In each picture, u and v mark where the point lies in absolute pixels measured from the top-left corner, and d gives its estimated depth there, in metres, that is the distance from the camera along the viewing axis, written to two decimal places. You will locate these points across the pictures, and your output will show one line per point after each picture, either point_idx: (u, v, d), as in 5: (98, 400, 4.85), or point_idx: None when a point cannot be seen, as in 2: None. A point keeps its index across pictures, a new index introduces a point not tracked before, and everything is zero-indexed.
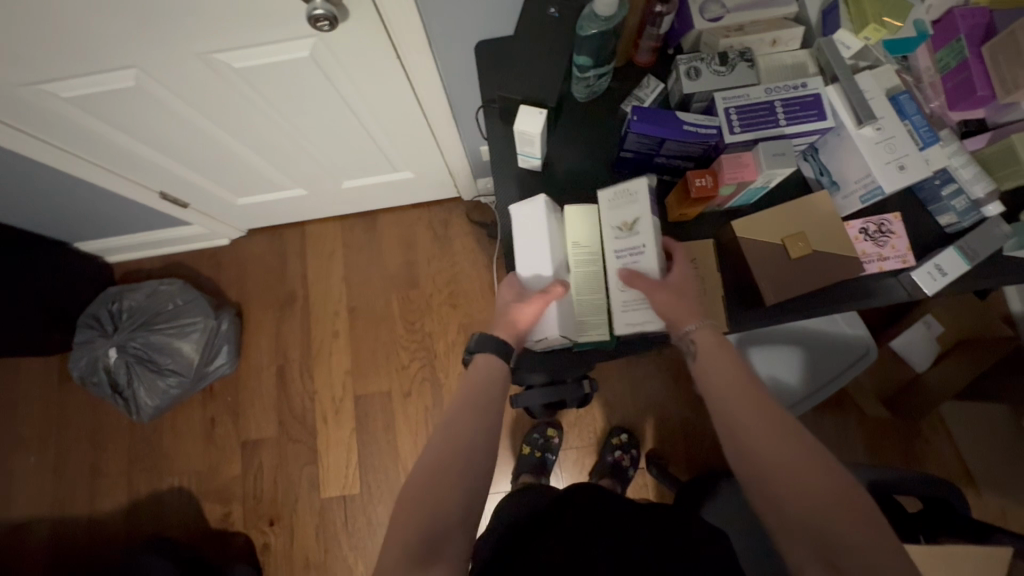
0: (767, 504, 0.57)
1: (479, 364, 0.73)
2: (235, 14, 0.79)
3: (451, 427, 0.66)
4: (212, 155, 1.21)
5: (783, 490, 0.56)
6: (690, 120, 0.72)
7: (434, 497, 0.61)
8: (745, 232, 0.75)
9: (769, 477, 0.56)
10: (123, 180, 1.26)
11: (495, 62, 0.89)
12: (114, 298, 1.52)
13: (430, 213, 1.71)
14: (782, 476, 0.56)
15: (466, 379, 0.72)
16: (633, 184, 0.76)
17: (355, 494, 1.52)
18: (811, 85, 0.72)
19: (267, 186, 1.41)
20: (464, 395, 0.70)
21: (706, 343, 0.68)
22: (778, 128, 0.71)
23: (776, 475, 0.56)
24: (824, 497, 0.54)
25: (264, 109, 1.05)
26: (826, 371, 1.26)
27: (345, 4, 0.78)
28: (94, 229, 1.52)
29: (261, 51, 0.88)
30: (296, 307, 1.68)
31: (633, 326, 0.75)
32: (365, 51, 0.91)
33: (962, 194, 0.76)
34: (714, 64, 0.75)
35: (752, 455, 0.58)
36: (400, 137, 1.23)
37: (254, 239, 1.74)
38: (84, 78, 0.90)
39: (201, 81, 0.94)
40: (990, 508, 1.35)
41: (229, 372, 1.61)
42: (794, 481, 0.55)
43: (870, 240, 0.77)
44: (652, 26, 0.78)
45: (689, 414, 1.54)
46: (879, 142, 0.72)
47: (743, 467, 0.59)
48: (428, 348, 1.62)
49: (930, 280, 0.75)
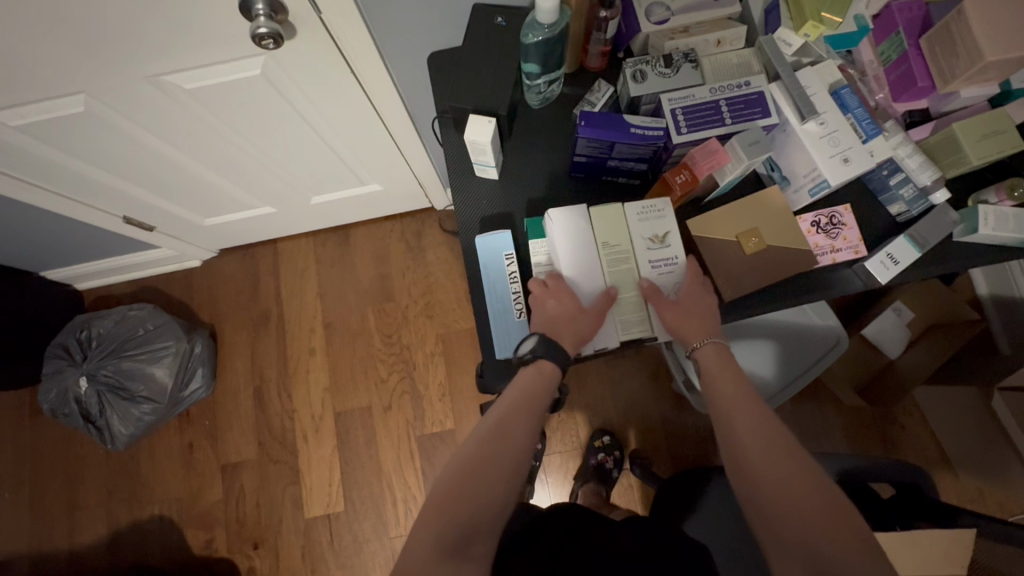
0: (758, 517, 0.57)
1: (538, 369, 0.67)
2: (179, 35, 0.78)
3: (497, 434, 0.63)
4: (174, 177, 1.20)
5: (774, 502, 0.56)
6: (637, 122, 0.73)
7: (458, 505, 0.59)
8: (702, 231, 0.76)
9: (762, 490, 0.57)
10: (83, 206, 1.24)
11: (448, 73, 0.89)
12: (83, 326, 1.49)
13: (402, 224, 1.71)
14: (777, 493, 0.56)
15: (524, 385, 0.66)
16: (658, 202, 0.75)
17: (339, 512, 1.50)
18: (754, 83, 0.74)
19: (234, 205, 1.40)
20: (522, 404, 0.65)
21: (709, 359, 0.68)
22: (724, 126, 0.72)
23: (767, 487, 0.57)
24: (813, 508, 0.54)
25: (221, 128, 1.04)
26: (799, 363, 1.28)
27: (291, 22, 0.78)
28: (60, 257, 1.49)
29: (210, 71, 0.88)
30: (272, 326, 1.66)
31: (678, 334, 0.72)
32: (318, 67, 0.90)
33: (910, 184, 0.78)
34: (660, 66, 0.76)
35: (747, 467, 0.59)
36: (364, 151, 1.23)
37: (226, 259, 1.72)
38: (32, 106, 0.89)
39: (154, 104, 0.93)
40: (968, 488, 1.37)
41: (205, 395, 1.59)
42: (787, 493, 0.55)
43: (822, 232, 0.79)
44: (598, 31, 0.79)
45: (670, 412, 1.54)
46: (823, 136, 0.73)
47: (739, 479, 0.60)
48: (407, 360, 1.61)
49: (883, 269, 0.77)
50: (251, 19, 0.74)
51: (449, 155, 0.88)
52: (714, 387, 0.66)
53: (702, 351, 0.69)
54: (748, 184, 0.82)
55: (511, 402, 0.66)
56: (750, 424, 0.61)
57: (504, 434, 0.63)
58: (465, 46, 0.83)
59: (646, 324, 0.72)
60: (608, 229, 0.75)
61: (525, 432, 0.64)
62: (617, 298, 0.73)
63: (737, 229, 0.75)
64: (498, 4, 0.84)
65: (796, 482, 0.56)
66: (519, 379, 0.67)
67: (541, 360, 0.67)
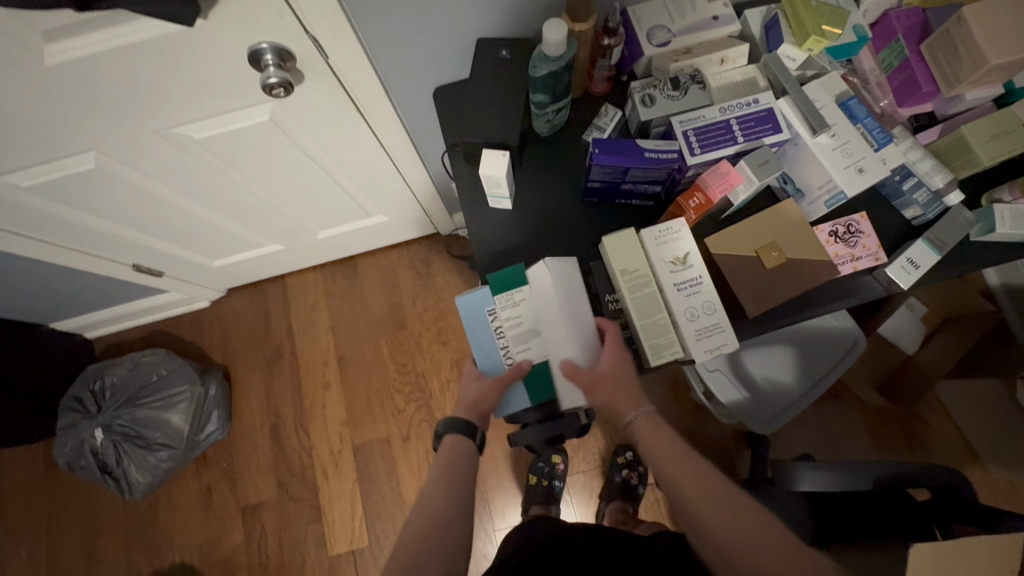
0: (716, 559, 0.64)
1: (446, 447, 0.78)
2: (191, 90, 0.79)
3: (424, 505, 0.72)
4: (184, 223, 1.20)
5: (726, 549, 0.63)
6: (650, 146, 0.73)
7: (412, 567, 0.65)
8: (721, 248, 0.76)
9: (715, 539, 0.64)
10: (94, 258, 1.24)
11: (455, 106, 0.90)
12: (95, 376, 1.49)
13: (410, 251, 1.71)
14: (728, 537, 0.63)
15: (437, 462, 0.77)
16: (674, 222, 0.74)
17: (364, 548, 1.48)
18: (762, 100, 0.74)
19: (243, 245, 1.40)
20: (436, 477, 0.75)
21: (644, 429, 0.73)
22: (737, 144, 0.73)
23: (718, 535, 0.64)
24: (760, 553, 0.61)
25: (230, 174, 1.05)
26: (819, 367, 1.27)
27: (300, 68, 0.80)
28: (71, 307, 1.49)
29: (219, 120, 0.88)
30: (284, 362, 1.65)
31: (711, 353, 0.71)
32: (325, 110, 0.91)
33: (923, 187, 0.78)
34: (667, 89, 0.77)
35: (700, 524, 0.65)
36: (370, 185, 1.23)
37: (235, 298, 1.72)
38: (43, 166, 0.89)
39: (165, 157, 0.94)
40: (999, 482, 1.35)
41: (222, 437, 1.57)
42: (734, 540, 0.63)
43: (841, 241, 0.78)
44: (603, 58, 0.80)
45: (692, 424, 1.52)
46: (835, 148, 0.74)
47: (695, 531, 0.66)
48: (422, 388, 1.60)
49: (905, 275, 0.76)
50: (261, 70, 0.76)
51: (461, 186, 0.88)
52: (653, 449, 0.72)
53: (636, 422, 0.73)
54: (763, 198, 0.82)
55: (438, 475, 0.75)
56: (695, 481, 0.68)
57: (435, 499, 0.72)
58: (471, 79, 0.84)
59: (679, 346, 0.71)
60: (629, 255, 0.74)
61: (455, 494, 0.74)
62: (643, 322, 0.72)
63: (753, 246, 0.76)
64: (500, 37, 0.85)
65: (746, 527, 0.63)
66: (436, 457, 0.78)
67: (449, 434, 0.78)
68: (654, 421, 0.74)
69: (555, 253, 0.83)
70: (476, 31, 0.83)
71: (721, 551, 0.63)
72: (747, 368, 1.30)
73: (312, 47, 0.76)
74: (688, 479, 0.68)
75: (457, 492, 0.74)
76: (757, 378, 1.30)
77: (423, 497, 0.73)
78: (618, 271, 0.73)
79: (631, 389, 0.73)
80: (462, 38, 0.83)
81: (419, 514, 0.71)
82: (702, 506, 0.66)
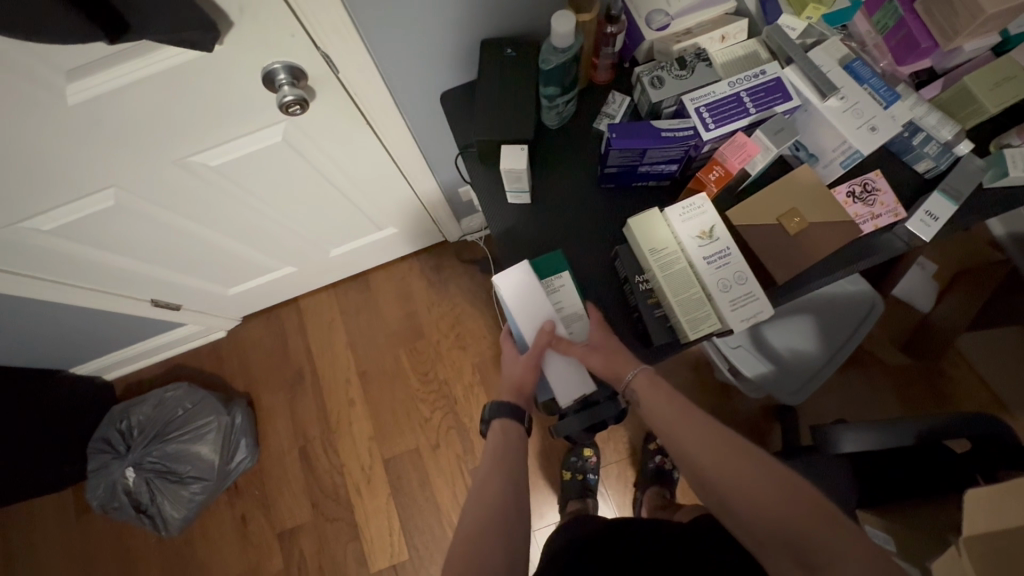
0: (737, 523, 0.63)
1: (494, 432, 0.78)
2: (208, 118, 0.80)
3: (482, 492, 0.73)
4: (200, 253, 1.21)
5: (745, 509, 0.62)
6: (665, 126, 0.75)
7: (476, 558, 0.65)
8: (743, 219, 0.77)
9: (735, 501, 0.63)
10: (113, 297, 1.25)
11: (464, 110, 0.92)
12: (121, 415, 1.49)
13: (420, 261, 1.72)
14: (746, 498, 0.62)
15: (487, 451, 0.77)
16: (696, 198, 0.75)
17: (405, 561, 1.48)
18: (769, 71, 0.76)
19: (258, 270, 1.41)
20: (489, 464, 0.75)
21: (644, 388, 0.72)
22: (750, 116, 0.74)
23: (736, 496, 0.63)
24: (783, 512, 0.60)
25: (245, 199, 1.06)
26: (840, 334, 1.28)
27: (312, 86, 0.81)
28: (91, 350, 1.49)
29: (234, 146, 0.89)
30: (306, 384, 1.65)
31: (749, 322, 0.72)
32: (336, 125, 0.93)
33: (933, 141, 0.79)
34: (675, 70, 0.79)
35: (720, 486, 0.64)
36: (381, 198, 1.25)
37: (250, 325, 1.72)
38: (65, 208, 0.90)
39: (182, 187, 0.95)
40: None
41: (251, 465, 1.57)
42: (753, 501, 0.61)
43: (858, 201, 0.80)
44: (607, 46, 0.81)
45: (719, 404, 1.52)
46: (845, 110, 0.76)
47: (714, 493, 0.65)
48: (447, 395, 1.60)
49: (925, 227, 0.78)
50: (276, 90, 0.77)
51: (478, 187, 0.89)
52: (656, 409, 0.71)
53: (636, 381, 0.73)
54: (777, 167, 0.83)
55: (490, 463, 0.76)
56: (707, 442, 0.67)
57: (490, 489, 0.72)
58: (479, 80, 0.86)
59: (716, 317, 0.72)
60: (655, 234, 0.75)
61: (509, 480, 0.74)
62: (677, 298, 0.72)
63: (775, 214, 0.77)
64: (502, 37, 0.87)
65: (766, 484, 0.62)
66: (484, 445, 0.78)
67: (496, 421, 0.78)
68: (657, 381, 0.73)
69: (579, 241, 0.84)
70: (479, 32, 0.84)
71: (741, 512, 0.62)
72: (769, 341, 1.31)
73: (323, 63, 0.77)
74: (687, 437, 0.68)
75: (507, 477, 0.74)
76: (780, 350, 1.31)
77: (475, 490, 0.74)
78: (647, 251, 0.74)
79: (626, 353, 0.75)
80: (467, 41, 0.85)
81: (472, 506, 0.71)
82: (718, 470, 0.65)
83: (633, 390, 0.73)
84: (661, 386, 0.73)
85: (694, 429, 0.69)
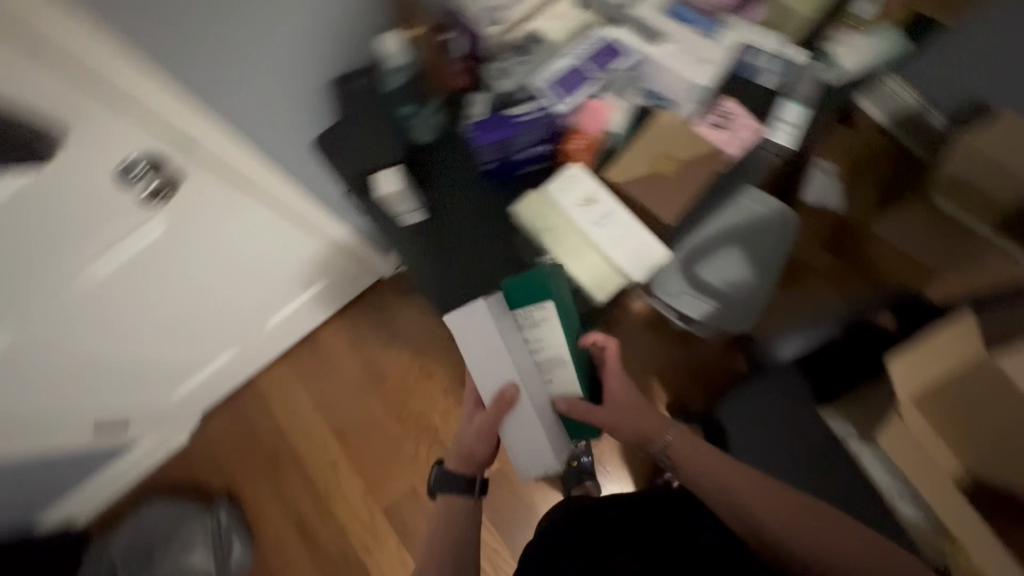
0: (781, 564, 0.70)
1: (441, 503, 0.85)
2: (73, 234, 0.83)
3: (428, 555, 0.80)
4: (123, 369, 1.17)
5: (795, 546, 0.69)
6: (519, 113, 0.80)
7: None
8: (623, 176, 0.80)
9: (773, 529, 0.71)
10: (43, 443, 1.16)
11: (337, 144, 0.88)
12: (101, 552, 1.46)
13: (364, 307, 1.70)
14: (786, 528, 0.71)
15: (434, 520, 0.84)
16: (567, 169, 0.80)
17: None
18: (601, 34, 0.84)
19: (196, 366, 1.37)
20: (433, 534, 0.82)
21: (682, 448, 0.81)
22: (593, 80, 0.81)
23: (773, 527, 0.71)
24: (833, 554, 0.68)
25: (143, 300, 1.03)
26: (763, 253, 1.33)
27: (178, 168, 0.88)
28: (47, 501, 1.41)
29: (110, 253, 0.90)
30: (287, 462, 1.61)
31: (648, 266, 0.78)
32: (212, 204, 0.97)
33: (764, 54, 0.86)
34: (517, 57, 0.87)
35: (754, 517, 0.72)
36: (297, 256, 1.25)
37: (212, 421, 1.66)
38: None
39: (73, 307, 0.92)
40: None
41: (252, 560, 1.51)
42: (801, 537, 0.70)
43: (726, 128, 0.83)
44: (447, 52, 0.85)
45: (686, 353, 1.57)
46: (677, 52, 0.84)
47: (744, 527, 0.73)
48: (428, 428, 1.59)
49: (787, 135, 0.84)
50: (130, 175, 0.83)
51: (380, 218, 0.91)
52: (694, 462, 0.79)
53: (673, 442, 0.82)
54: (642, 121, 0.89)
55: (439, 536, 0.82)
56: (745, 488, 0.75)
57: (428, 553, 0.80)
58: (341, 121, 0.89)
59: (617, 273, 0.78)
60: (547, 207, 0.80)
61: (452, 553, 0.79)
62: (574, 270, 0.78)
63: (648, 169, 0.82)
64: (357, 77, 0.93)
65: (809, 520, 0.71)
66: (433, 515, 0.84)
67: (443, 493, 0.85)
68: (690, 438, 0.82)
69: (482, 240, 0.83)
70: None
71: (778, 538, 0.70)
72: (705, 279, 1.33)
73: (176, 143, 0.85)
74: (737, 481, 0.75)
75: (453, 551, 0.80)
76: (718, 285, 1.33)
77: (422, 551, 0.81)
78: (552, 232, 0.79)
79: (650, 411, 0.82)
80: None
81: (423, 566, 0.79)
82: (750, 503, 0.73)
83: (669, 456, 0.82)
84: (692, 440, 0.82)
85: (729, 467, 0.77)
